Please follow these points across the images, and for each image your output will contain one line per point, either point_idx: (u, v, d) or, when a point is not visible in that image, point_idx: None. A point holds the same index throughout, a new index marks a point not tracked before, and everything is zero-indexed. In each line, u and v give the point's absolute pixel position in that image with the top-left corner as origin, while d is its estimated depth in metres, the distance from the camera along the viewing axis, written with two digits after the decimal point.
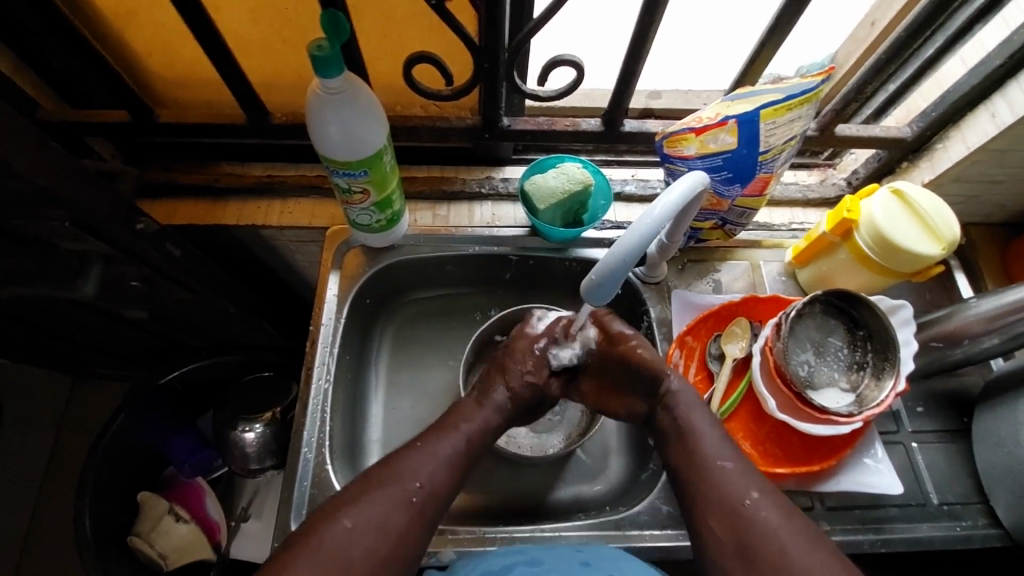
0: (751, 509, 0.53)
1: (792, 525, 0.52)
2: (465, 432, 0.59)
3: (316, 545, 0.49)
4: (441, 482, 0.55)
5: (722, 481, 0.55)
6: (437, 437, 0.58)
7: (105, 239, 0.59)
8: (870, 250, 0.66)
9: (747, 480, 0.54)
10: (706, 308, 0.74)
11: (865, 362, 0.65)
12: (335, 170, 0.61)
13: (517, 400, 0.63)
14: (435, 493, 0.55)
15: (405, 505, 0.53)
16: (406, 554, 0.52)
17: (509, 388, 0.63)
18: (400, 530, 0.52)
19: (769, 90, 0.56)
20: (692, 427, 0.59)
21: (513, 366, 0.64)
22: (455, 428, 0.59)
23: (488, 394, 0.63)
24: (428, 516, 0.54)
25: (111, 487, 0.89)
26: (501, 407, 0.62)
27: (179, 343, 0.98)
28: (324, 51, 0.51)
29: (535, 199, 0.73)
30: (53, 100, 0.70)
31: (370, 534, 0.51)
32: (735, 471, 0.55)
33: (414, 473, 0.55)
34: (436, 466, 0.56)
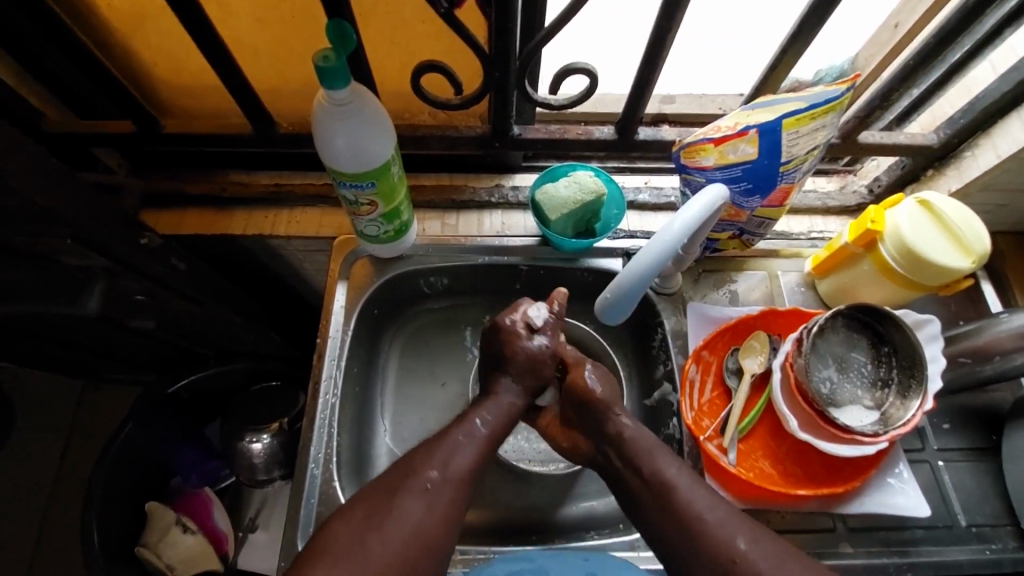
0: (744, 558, 0.49)
1: (787, 563, 0.49)
2: (484, 420, 0.59)
3: (331, 547, 0.49)
4: (464, 466, 0.55)
5: (711, 531, 0.51)
6: (451, 428, 0.58)
7: (108, 254, 0.58)
8: (894, 262, 0.63)
9: (732, 525, 0.52)
10: (724, 322, 0.71)
11: (890, 378, 0.63)
12: (341, 182, 0.60)
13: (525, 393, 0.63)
14: (455, 475, 0.54)
15: (425, 494, 0.52)
16: (430, 547, 0.50)
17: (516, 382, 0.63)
18: (418, 516, 0.50)
19: (791, 99, 0.54)
20: (666, 480, 0.55)
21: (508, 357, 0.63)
22: (472, 417, 0.59)
23: (495, 387, 0.63)
24: (451, 498, 0.52)
25: (117, 501, 0.88)
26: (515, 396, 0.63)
27: (187, 352, 0.98)
28: (329, 62, 0.49)
29: (546, 209, 0.71)
30: (59, 111, 0.70)
31: (386, 525, 0.49)
32: (723, 519, 0.52)
33: (431, 459, 0.54)
34: (451, 452, 0.55)
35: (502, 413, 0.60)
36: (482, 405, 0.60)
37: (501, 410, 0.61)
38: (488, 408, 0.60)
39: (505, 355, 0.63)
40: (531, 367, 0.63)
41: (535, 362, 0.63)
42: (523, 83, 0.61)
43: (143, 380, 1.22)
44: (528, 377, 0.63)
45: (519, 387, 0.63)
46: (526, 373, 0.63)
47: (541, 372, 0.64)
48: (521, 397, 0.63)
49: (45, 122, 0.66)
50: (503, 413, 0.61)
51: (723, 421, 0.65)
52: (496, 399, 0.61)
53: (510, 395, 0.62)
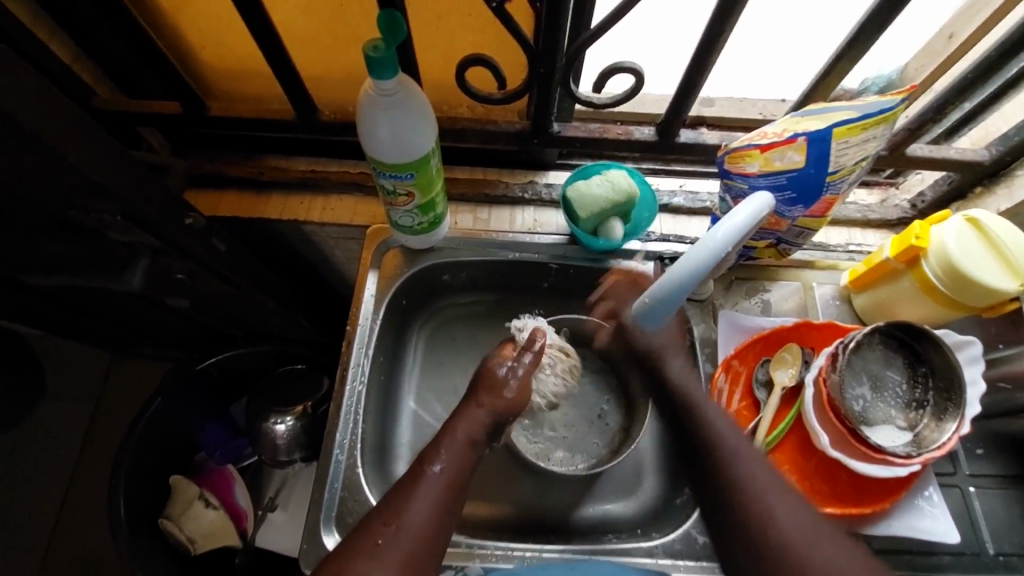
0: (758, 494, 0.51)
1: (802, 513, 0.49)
2: (443, 465, 0.55)
3: None
4: (421, 519, 0.51)
5: (743, 481, 0.52)
6: (407, 479, 0.54)
7: (154, 232, 0.60)
8: (938, 280, 0.61)
9: (754, 464, 0.53)
10: (756, 332, 0.70)
11: (925, 400, 0.62)
12: (381, 172, 0.60)
13: (490, 418, 0.61)
14: (413, 530, 0.50)
15: (381, 551, 0.48)
16: None
17: (484, 409, 0.61)
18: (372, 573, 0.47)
19: (843, 108, 0.53)
20: (707, 418, 0.58)
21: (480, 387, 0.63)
22: (430, 464, 0.55)
23: (465, 409, 0.61)
24: (407, 557, 0.49)
25: (143, 472, 0.91)
26: (481, 424, 0.60)
27: (215, 331, 1.00)
28: (379, 53, 0.50)
29: (576, 206, 0.72)
30: (109, 90, 0.71)
31: None
32: (758, 468, 0.53)
33: (385, 516, 0.51)
34: (413, 508, 0.51)
35: (460, 443, 0.58)
36: (438, 444, 0.57)
37: (461, 453, 0.57)
38: (444, 446, 0.57)
39: (488, 385, 0.63)
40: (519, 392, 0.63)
41: (497, 388, 0.63)
42: (567, 80, 0.60)
43: (171, 357, 1.25)
44: (487, 404, 0.61)
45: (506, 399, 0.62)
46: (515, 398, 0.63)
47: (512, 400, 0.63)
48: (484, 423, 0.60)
49: (96, 100, 0.68)
50: (461, 448, 0.57)
51: (751, 433, 0.65)
52: (453, 431, 0.58)
53: (473, 422, 0.60)
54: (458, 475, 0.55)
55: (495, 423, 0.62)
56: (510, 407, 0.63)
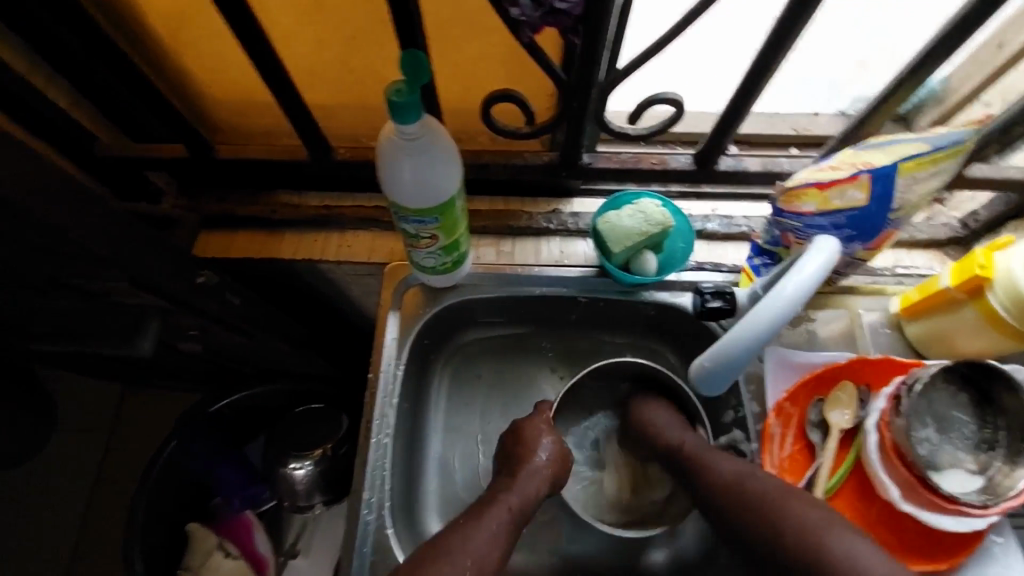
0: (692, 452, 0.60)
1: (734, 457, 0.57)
2: (512, 502, 0.57)
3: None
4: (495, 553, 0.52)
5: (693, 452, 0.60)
6: (482, 514, 0.55)
7: (161, 290, 0.58)
8: (1006, 312, 0.56)
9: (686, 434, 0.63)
10: (807, 371, 0.66)
11: (996, 441, 0.57)
12: (404, 216, 0.57)
13: (558, 459, 0.63)
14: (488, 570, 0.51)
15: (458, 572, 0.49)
16: None
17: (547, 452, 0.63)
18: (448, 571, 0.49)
19: (909, 140, 0.49)
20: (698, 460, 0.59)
21: (532, 438, 0.64)
22: (499, 501, 0.57)
23: (525, 462, 0.61)
24: None
25: (160, 521, 0.88)
26: (542, 475, 0.61)
27: (228, 368, 0.96)
28: (402, 97, 0.46)
29: (609, 239, 0.67)
30: (113, 133, 0.68)
31: None
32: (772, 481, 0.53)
33: (456, 543, 0.52)
34: (484, 540, 0.53)
35: (529, 480, 0.60)
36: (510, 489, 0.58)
37: (527, 488, 0.59)
38: (517, 486, 0.59)
39: (527, 437, 0.64)
40: (556, 462, 0.63)
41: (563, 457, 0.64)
42: (601, 112, 0.57)
43: (184, 389, 1.20)
44: (550, 461, 0.62)
45: (548, 466, 0.62)
46: (552, 462, 0.63)
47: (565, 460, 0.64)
48: (546, 487, 0.61)
49: (98, 146, 0.65)
50: (529, 488, 0.59)
51: (810, 481, 0.61)
52: (518, 476, 0.60)
53: (538, 478, 0.61)
54: (523, 508, 0.58)
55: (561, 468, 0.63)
56: (558, 458, 0.63)
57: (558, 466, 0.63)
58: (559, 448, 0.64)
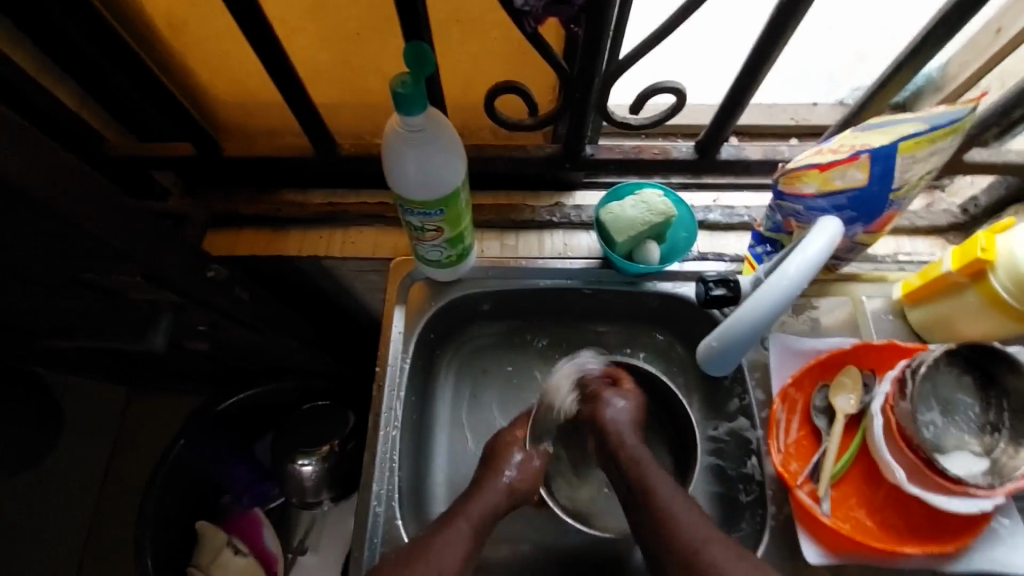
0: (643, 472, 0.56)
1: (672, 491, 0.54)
2: (471, 514, 0.57)
3: None
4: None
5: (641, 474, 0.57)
6: (445, 523, 0.56)
7: (174, 286, 0.59)
8: (1007, 294, 0.57)
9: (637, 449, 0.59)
10: (812, 356, 0.66)
11: (1000, 423, 0.58)
12: (409, 209, 0.57)
13: (518, 484, 0.62)
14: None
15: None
16: None
17: (509, 476, 0.62)
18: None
19: (908, 120, 0.50)
20: (645, 485, 0.55)
21: (502, 456, 0.63)
22: (460, 513, 0.57)
23: (489, 479, 0.61)
24: None
25: (170, 519, 0.88)
26: (505, 492, 0.60)
27: (234, 368, 0.96)
28: (407, 89, 0.46)
29: (611, 230, 0.68)
30: (120, 133, 0.69)
31: None
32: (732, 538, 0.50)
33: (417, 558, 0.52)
34: (444, 551, 0.53)
35: (486, 492, 0.60)
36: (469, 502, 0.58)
37: (488, 500, 0.59)
38: (477, 498, 0.59)
39: (497, 456, 0.64)
40: (522, 476, 0.63)
41: (528, 471, 0.63)
42: (603, 103, 0.58)
43: (192, 391, 1.21)
44: (514, 479, 0.62)
45: (513, 479, 0.62)
46: (518, 477, 0.62)
47: (531, 469, 0.64)
48: (511, 498, 0.61)
49: (107, 145, 0.66)
50: (491, 497, 0.59)
51: (815, 466, 0.61)
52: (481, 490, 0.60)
53: (497, 492, 0.60)
54: (483, 518, 0.57)
55: (522, 489, 0.62)
56: (526, 476, 0.63)
57: (523, 480, 0.62)
58: (528, 466, 0.63)
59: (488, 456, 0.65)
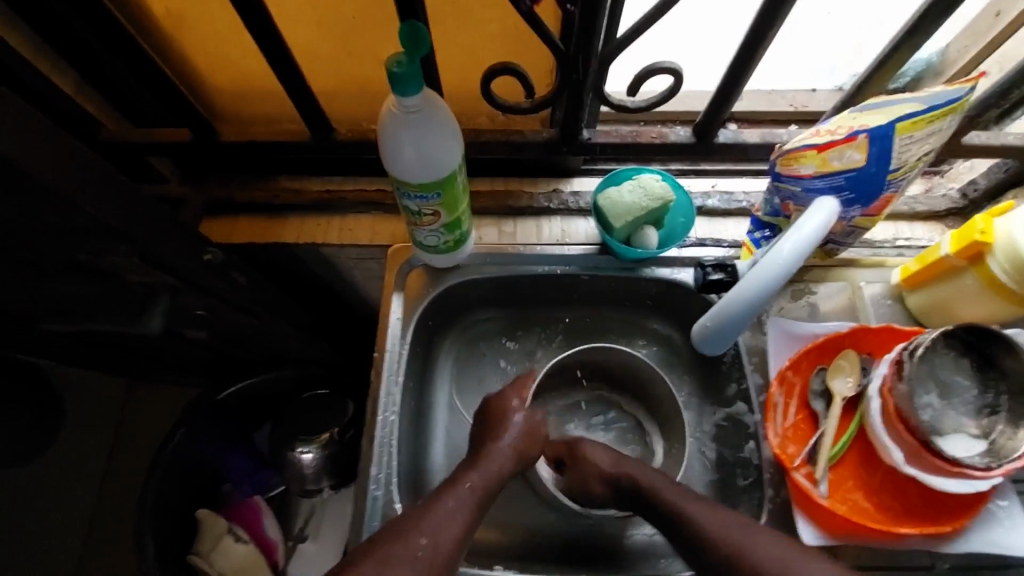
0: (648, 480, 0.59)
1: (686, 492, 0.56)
2: (474, 484, 0.57)
3: None
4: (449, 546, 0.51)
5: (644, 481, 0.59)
6: (441, 494, 0.55)
7: (170, 268, 0.59)
8: (1007, 278, 0.57)
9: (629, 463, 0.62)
10: (809, 340, 0.66)
11: (998, 405, 0.57)
12: (406, 192, 0.57)
13: (521, 449, 0.62)
14: (444, 551, 0.50)
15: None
16: None
17: (513, 437, 0.62)
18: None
19: (906, 99, 0.49)
20: (654, 488, 0.58)
21: (503, 415, 0.64)
22: (461, 481, 0.57)
23: (492, 441, 0.61)
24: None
25: (170, 507, 0.89)
26: (510, 455, 0.61)
27: (233, 357, 0.97)
28: (404, 68, 0.46)
29: (609, 215, 0.68)
30: (116, 120, 0.69)
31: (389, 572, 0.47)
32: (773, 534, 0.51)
33: (416, 521, 0.52)
34: (440, 520, 0.52)
35: (490, 458, 0.60)
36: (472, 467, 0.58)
37: (492, 466, 0.59)
38: (479, 466, 0.59)
39: (498, 417, 0.64)
40: (524, 439, 0.63)
41: (529, 433, 0.64)
42: (600, 85, 0.57)
43: (192, 382, 1.22)
44: (517, 444, 0.62)
45: (516, 443, 0.62)
46: (521, 441, 0.62)
47: (534, 433, 0.64)
48: (515, 461, 0.61)
49: (103, 132, 0.66)
50: (494, 463, 0.59)
51: (813, 448, 0.61)
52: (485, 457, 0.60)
53: (501, 457, 0.60)
54: (486, 483, 0.57)
55: (524, 453, 0.63)
56: (526, 434, 0.63)
57: (523, 443, 0.63)
58: (528, 428, 0.64)
59: (488, 417, 0.65)
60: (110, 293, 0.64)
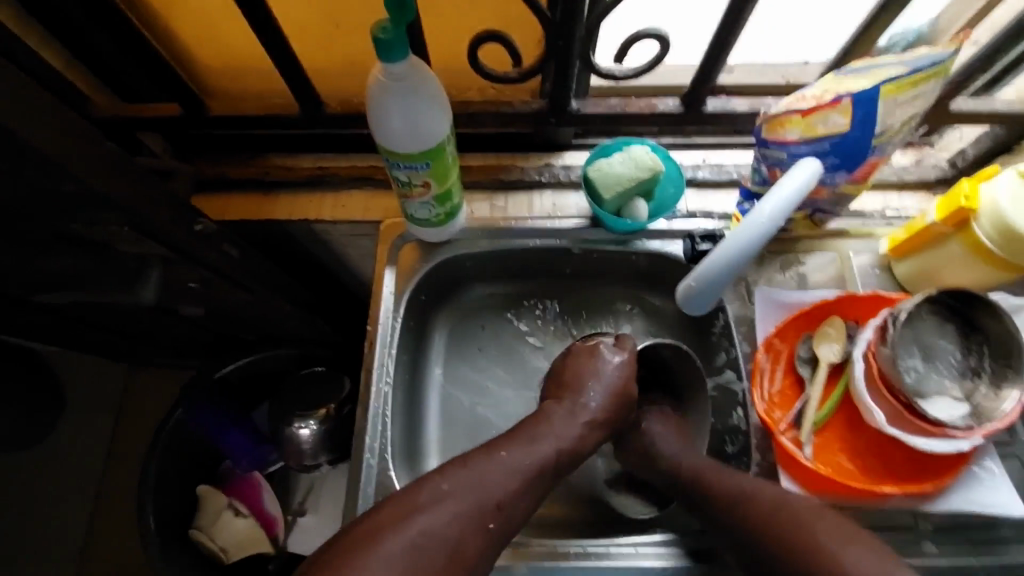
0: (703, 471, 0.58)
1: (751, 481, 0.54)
2: (561, 444, 0.57)
3: (382, 534, 0.45)
4: (519, 508, 0.51)
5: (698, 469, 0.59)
6: (505, 445, 0.54)
7: (161, 236, 0.59)
8: (992, 243, 0.57)
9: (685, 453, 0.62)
10: (796, 308, 0.67)
11: (981, 368, 0.58)
12: (395, 162, 0.57)
13: (611, 411, 0.62)
14: (512, 515, 0.51)
15: (409, 550, 0.45)
16: (464, 558, 0.47)
17: (604, 391, 0.62)
18: (422, 525, 0.46)
19: (892, 63, 0.50)
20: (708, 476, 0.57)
21: (594, 373, 0.63)
22: (545, 441, 0.56)
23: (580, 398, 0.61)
24: (498, 540, 0.50)
25: (172, 481, 0.90)
26: (595, 415, 0.61)
27: (231, 336, 0.98)
28: (388, 33, 0.46)
29: (599, 186, 0.68)
30: (106, 96, 0.69)
31: (447, 505, 0.48)
32: (829, 520, 0.49)
33: (466, 462, 0.52)
34: (510, 479, 0.51)
35: (577, 427, 0.59)
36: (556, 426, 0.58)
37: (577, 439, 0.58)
38: (558, 426, 0.59)
39: (584, 375, 0.63)
40: (614, 398, 0.63)
41: (621, 391, 0.63)
42: (587, 52, 0.58)
43: (190, 366, 1.23)
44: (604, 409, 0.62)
45: (601, 401, 0.62)
46: (604, 403, 0.62)
47: (627, 389, 0.64)
48: (598, 433, 0.61)
49: (93, 107, 0.66)
50: (579, 432, 0.59)
51: (798, 413, 0.62)
52: (570, 423, 0.59)
53: (586, 431, 0.60)
54: (568, 453, 0.57)
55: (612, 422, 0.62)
56: (619, 387, 0.63)
57: (612, 412, 0.62)
58: (618, 390, 0.63)
59: (568, 377, 0.64)
60: (103, 265, 0.65)
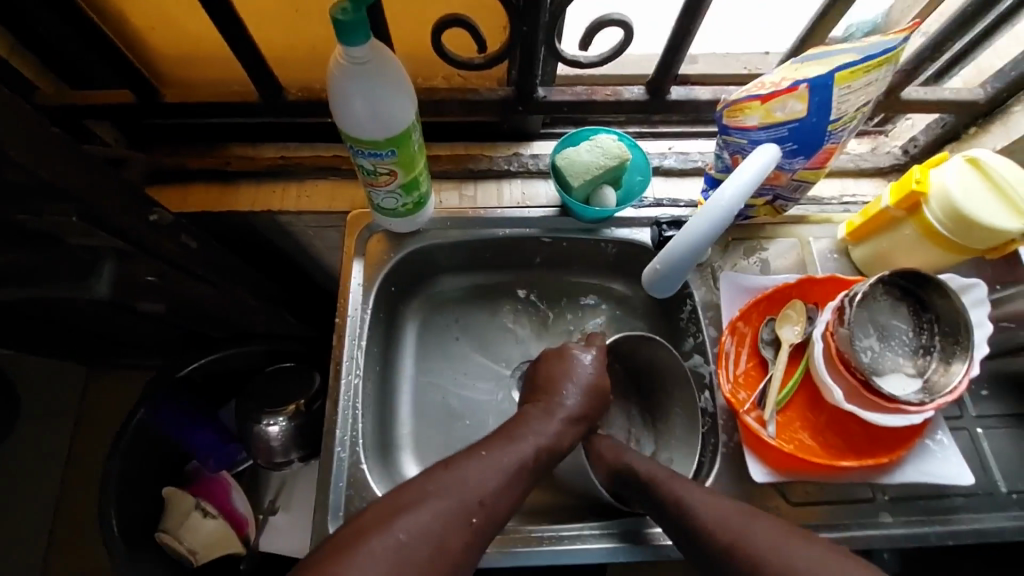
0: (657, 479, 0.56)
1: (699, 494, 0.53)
2: (538, 439, 0.56)
3: (363, 538, 0.45)
4: (504, 505, 0.51)
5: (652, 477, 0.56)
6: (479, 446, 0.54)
7: (114, 227, 0.57)
8: (941, 225, 0.59)
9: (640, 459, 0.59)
10: (760, 292, 0.69)
11: (932, 345, 0.61)
12: (359, 150, 0.56)
13: (586, 408, 0.61)
14: (497, 512, 0.50)
15: (393, 549, 0.44)
16: (450, 557, 0.46)
17: (580, 387, 0.62)
18: (405, 525, 0.46)
19: (845, 50, 0.51)
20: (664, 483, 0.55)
21: (568, 372, 0.63)
22: (525, 438, 0.55)
23: (557, 396, 0.60)
24: (485, 537, 0.49)
25: (137, 485, 0.88)
26: (572, 411, 0.60)
27: (195, 333, 0.95)
28: (348, 15, 0.46)
29: (567, 174, 0.68)
30: (52, 83, 0.66)
31: (430, 503, 0.48)
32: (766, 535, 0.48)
33: (446, 463, 0.51)
34: (491, 476, 0.51)
35: (556, 423, 0.58)
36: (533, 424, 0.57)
37: (557, 438, 0.57)
38: (535, 425, 0.57)
39: (557, 374, 0.62)
40: (589, 395, 0.62)
41: (596, 387, 0.63)
42: (552, 39, 0.58)
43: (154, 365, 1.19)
44: (579, 405, 0.61)
45: (580, 398, 0.61)
46: (583, 399, 0.61)
47: (600, 386, 0.63)
48: (577, 432, 0.60)
49: (38, 93, 0.63)
50: (557, 429, 0.58)
51: (762, 393, 0.64)
52: (546, 420, 0.58)
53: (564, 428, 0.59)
54: (548, 450, 0.56)
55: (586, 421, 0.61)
56: (592, 386, 0.63)
57: (589, 408, 0.61)
58: (596, 385, 0.63)
59: (543, 376, 0.63)
60: (54, 258, 0.62)
